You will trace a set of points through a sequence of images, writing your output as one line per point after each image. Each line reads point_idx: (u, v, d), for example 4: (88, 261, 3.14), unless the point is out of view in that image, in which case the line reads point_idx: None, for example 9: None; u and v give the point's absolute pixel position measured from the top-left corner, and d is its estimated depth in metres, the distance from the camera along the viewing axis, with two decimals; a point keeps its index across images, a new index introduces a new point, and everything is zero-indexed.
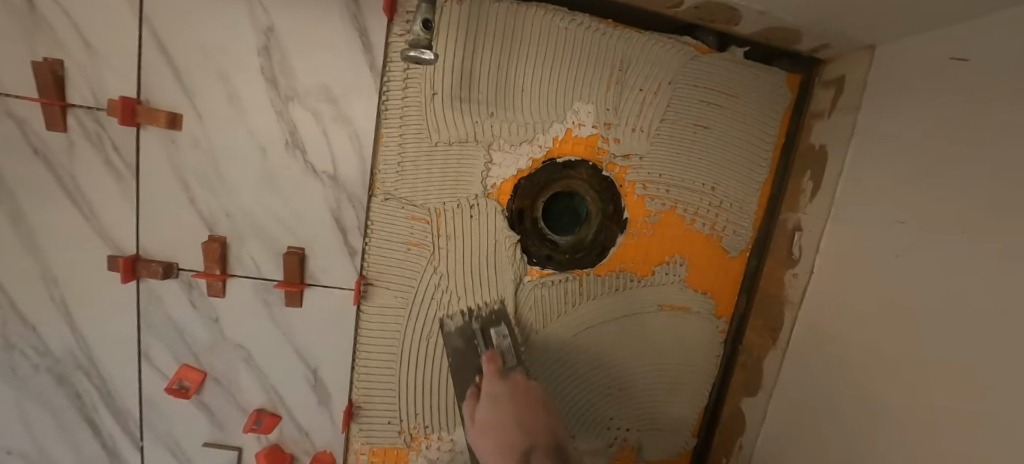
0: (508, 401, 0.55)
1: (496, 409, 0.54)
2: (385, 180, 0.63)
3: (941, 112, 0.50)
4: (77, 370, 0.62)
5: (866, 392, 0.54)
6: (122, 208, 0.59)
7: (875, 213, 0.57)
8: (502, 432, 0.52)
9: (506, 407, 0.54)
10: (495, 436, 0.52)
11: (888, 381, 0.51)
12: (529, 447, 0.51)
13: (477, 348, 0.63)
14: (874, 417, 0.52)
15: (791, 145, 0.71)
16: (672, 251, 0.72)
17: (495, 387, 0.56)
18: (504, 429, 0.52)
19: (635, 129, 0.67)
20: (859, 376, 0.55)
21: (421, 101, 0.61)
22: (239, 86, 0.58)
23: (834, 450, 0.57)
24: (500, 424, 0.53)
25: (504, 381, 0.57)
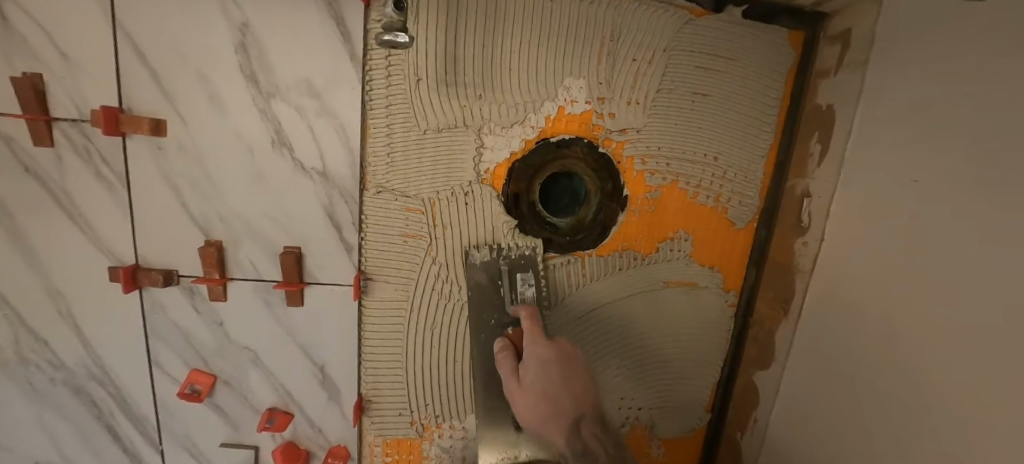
0: (558, 366, 0.52)
1: (556, 371, 0.52)
2: (376, 173, 0.61)
3: (955, 61, 0.46)
4: (92, 381, 0.63)
5: (878, 361, 0.52)
6: (116, 219, 0.59)
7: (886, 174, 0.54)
8: (558, 397, 0.51)
9: (562, 370, 0.52)
10: (547, 399, 0.50)
11: (898, 348, 0.49)
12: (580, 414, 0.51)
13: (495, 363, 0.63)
14: (887, 386, 0.50)
15: (796, 107, 0.68)
16: (676, 227, 0.70)
17: (540, 347, 0.54)
18: (562, 395, 0.51)
19: (630, 102, 0.64)
20: (873, 344, 0.53)
21: (405, 89, 0.59)
22: (219, 87, 0.56)
23: (849, 420, 0.55)
24: (559, 392, 0.51)
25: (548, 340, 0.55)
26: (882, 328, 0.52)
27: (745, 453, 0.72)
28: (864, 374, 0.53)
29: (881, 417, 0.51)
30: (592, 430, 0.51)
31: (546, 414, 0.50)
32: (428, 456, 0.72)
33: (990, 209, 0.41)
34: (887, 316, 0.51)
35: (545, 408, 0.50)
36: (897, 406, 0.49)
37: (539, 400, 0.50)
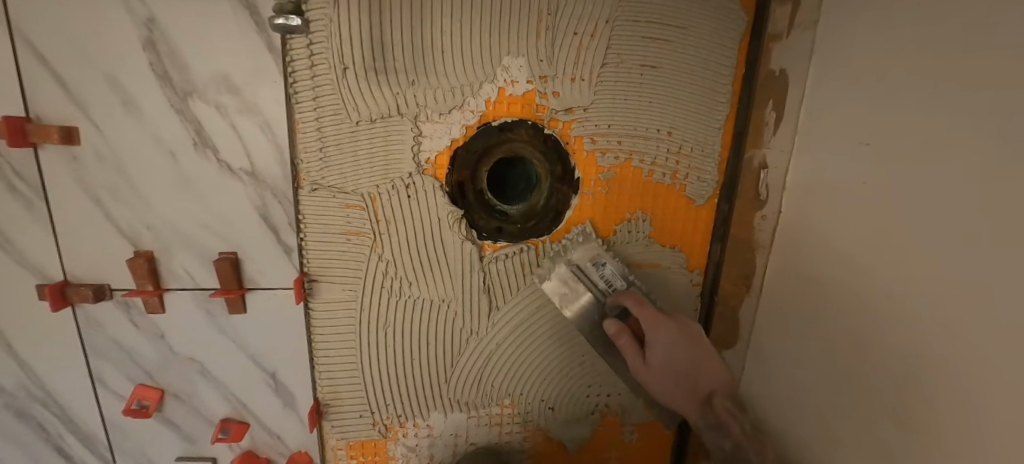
0: (675, 351, 0.56)
1: (678, 355, 0.56)
2: (310, 170, 0.58)
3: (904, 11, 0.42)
4: (35, 402, 0.61)
5: (834, 336, 0.50)
6: (37, 234, 0.56)
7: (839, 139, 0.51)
8: (695, 374, 0.56)
9: (699, 354, 0.57)
10: (677, 382, 0.57)
11: (854, 322, 0.47)
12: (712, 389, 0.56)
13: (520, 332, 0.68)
14: (844, 363, 0.48)
15: (752, 73, 0.64)
16: (633, 207, 0.67)
17: (658, 335, 0.56)
18: (690, 374, 0.56)
19: (575, 79, 0.61)
20: (829, 320, 0.51)
21: (332, 78, 0.56)
22: (132, 88, 0.53)
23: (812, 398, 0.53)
24: (686, 370, 0.56)
25: (660, 325, 0.57)
26: (839, 302, 0.49)
27: None
28: (823, 350, 0.51)
29: (840, 395, 0.49)
30: (726, 404, 0.55)
31: (680, 390, 0.57)
32: (394, 456, 0.71)
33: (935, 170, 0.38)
34: (842, 289, 0.48)
35: (678, 386, 0.57)
36: (853, 382, 0.47)
37: (671, 382, 0.57)
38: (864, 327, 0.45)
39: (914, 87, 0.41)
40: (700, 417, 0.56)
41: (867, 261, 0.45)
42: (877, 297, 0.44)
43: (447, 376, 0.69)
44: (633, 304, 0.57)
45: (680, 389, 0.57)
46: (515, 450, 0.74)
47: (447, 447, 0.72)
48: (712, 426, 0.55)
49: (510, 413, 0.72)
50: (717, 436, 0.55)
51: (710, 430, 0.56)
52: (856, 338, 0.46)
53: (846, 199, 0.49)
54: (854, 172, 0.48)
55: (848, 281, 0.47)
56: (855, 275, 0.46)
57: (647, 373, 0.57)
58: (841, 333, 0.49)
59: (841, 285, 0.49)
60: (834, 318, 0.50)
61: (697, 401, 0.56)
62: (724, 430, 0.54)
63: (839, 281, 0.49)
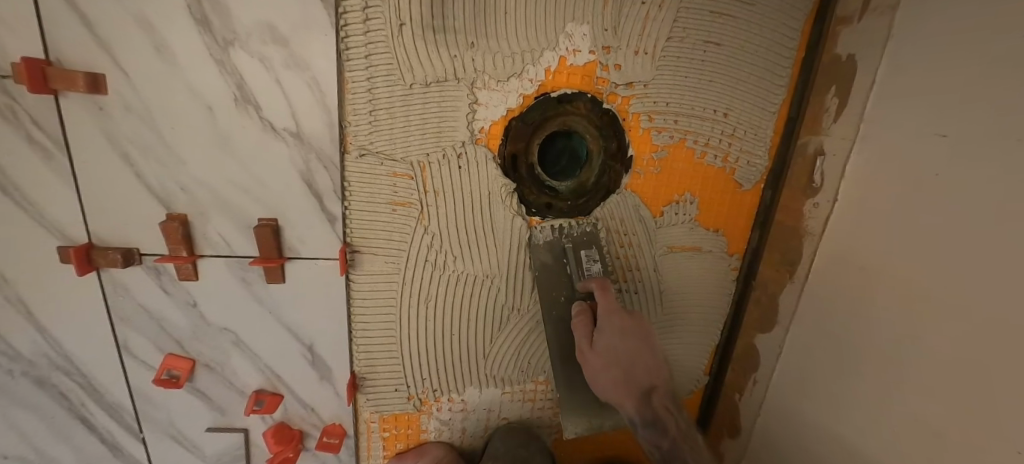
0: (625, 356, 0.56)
1: (616, 342, 0.56)
2: (358, 134, 0.55)
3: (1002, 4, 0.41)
4: (56, 371, 0.58)
5: (887, 324, 0.51)
6: (61, 192, 0.51)
7: (910, 131, 0.50)
8: (635, 364, 0.56)
9: (635, 340, 0.57)
10: (610, 367, 0.56)
11: (914, 312, 0.48)
12: (651, 387, 0.57)
13: (566, 266, 0.63)
14: (897, 351, 0.50)
15: (812, 58, 0.63)
16: (682, 189, 0.66)
17: (610, 322, 0.57)
18: (630, 365, 0.56)
19: (639, 52, 0.58)
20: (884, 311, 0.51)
21: (387, 35, 0.52)
22: (165, 34, 0.47)
23: (857, 384, 0.54)
24: (631, 361, 0.56)
25: (617, 315, 0.57)
26: (896, 289, 0.50)
27: (742, 412, 0.74)
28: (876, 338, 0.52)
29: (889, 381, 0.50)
30: (663, 400, 0.57)
31: (615, 379, 0.56)
32: (427, 429, 0.71)
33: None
34: (904, 282, 0.49)
35: (612, 375, 0.56)
36: (908, 369, 0.48)
37: (606, 364, 0.56)
38: (924, 316, 0.46)
39: (1006, 84, 0.40)
40: (638, 415, 0.55)
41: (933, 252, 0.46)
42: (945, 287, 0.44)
43: (485, 353, 0.68)
44: (597, 290, 0.59)
45: (615, 374, 0.56)
46: (545, 425, 0.75)
47: (478, 421, 0.73)
48: (650, 429, 0.55)
49: (543, 390, 0.72)
50: (653, 436, 0.55)
51: (646, 432, 0.55)
52: (917, 328, 0.47)
53: (912, 190, 0.49)
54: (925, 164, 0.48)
55: (911, 269, 0.48)
56: (918, 265, 0.47)
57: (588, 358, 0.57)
58: (896, 320, 0.50)
59: (899, 274, 0.50)
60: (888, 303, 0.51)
61: (631, 392, 0.56)
62: (661, 429, 0.55)
63: (899, 270, 0.50)
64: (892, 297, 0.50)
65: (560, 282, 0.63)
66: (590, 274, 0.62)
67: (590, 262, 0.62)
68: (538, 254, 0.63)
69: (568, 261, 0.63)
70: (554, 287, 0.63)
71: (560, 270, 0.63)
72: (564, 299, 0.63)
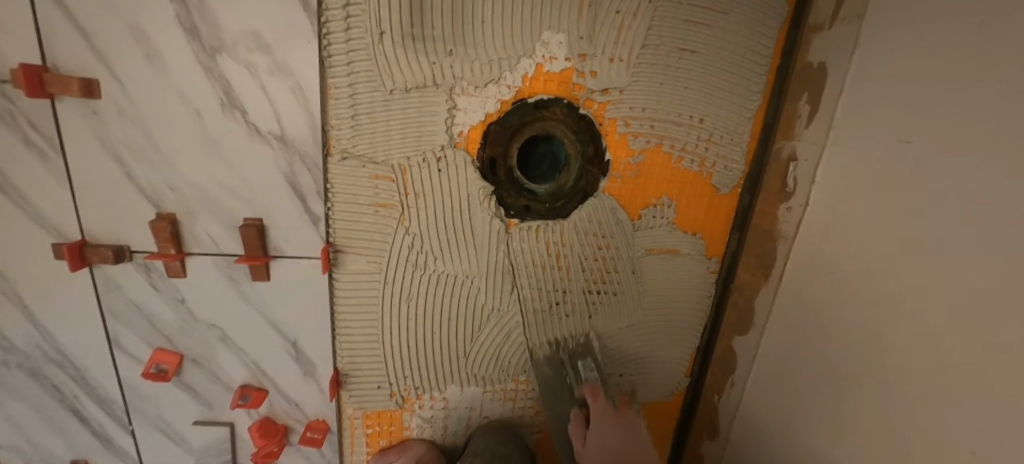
0: (614, 436, 0.56)
1: (606, 438, 0.56)
2: (340, 137, 0.57)
3: (956, 16, 0.42)
4: (49, 363, 0.60)
5: (853, 326, 0.52)
6: (56, 191, 0.53)
7: (876, 138, 0.51)
8: (627, 447, 0.55)
9: (627, 434, 0.56)
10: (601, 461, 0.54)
11: (877, 314, 0.49)
12: None
13: (567, 378, 0.68)
14: (863, 352, 0.50)
15: (786, 66, 0.64)
16: (659, 193, 0.67)
17: (600, 414, 0.59)
18: (622, 450, 0.54)
19: (614, 59, 0.60)
20: (851, 313, 0.52)
21: (367, 43, 0.54)
22: (155, 43, 0.50)
23: (827, 385, 0.55)
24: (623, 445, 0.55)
25: (608, 412, 0.59)
26: (861, 291, 0.51)
27: (722, 414, 0.74)
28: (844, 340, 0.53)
29: (855, 381, 0.51)
30: None
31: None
32: (409, 426, 0.72)
33: (978, 174, 0.39)
34: (869, 285, 0.50)
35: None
36: (871, 369, 0.49)
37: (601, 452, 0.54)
38: (886, 317, 0.47)
39: (960, 93, 0.41)
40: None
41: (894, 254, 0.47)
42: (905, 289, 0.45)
43: (466, 352, 0.70)
44: (588, 395, 0.62)
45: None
46: (526, 425, 0.76)
47: (460, 419, 0.74)
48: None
49: (524, 389, 0.74)
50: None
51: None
52: (881, 329, 0.48)
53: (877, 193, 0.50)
54: (889, 170, 0.49)
55: (875, 272, 0.49)
56: (881, 268, 0.48)
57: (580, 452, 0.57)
58: (862, 321, 0.51)
59: (863, 276, 0.51)
60: (853, 304, 0.52)
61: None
62: None
63: (864, 272, 0.51)
64: (857, 298, 0.51)
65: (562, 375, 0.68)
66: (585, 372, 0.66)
67: (587, 370, 0.67)
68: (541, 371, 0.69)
69: (567, 375, 0.68)
70: (556, 383, 0.68)
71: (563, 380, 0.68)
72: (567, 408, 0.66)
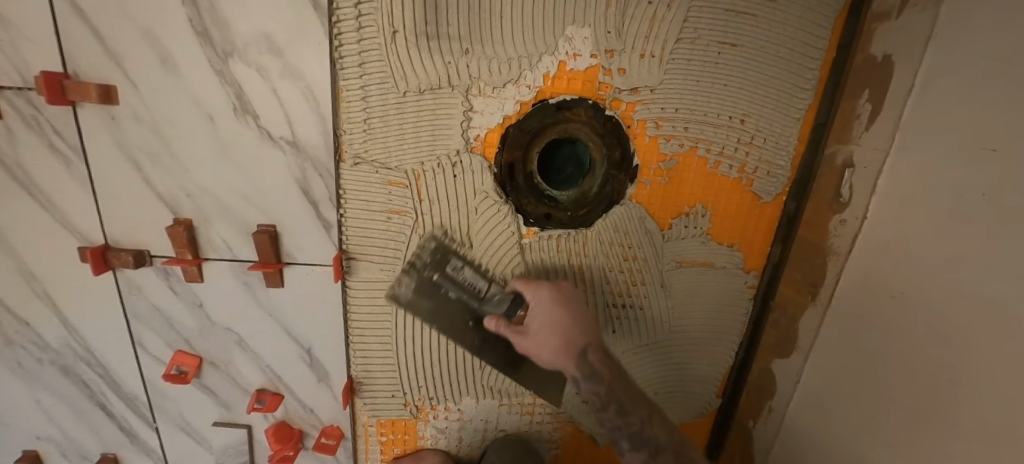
0: (549, 308, 0.54)
1: (549, 314, 0.54)
2: (353, 142, 0.55)
3: None
4: (78, 361, 0.62)
5: (913, 362, 0.45)
6: (80, 196, 0.54)
7: (947, 146, 0.44)
8: (568, 332, 0.54)
9: (567, 311, 0.55)
10: (552, 337, 0.54)
11: (942, 352, 0.42)
12: (586, 345, 0.54)
13: (449, 293, 0.60)
14: (921, 394, 0.44)
15: (844, 59, 0.57)
16: (693, 201, 0.62)
17: (536, 296, 0.55)
18: (564, 331, 0.54)
19: (645, 55, 0.55)
20: (908, 347, 0.46)
21: (380, 43, 0.51)
22: (169, 47, 0.48)
23: (876, 424, 0.49)
24: (565, 333, 0.54)
25: (538, 297, 0.55)
26: (923, 321, 0.44)
27: (756, 441, 0.68)
28: (900, 376, 0.46)
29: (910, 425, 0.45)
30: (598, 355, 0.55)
31: (553, 346, 0.54)
32: (423, 436, 0.71)
33: None
34: (930, 318, 0.43)
35: (552, 342, 0.54)
36: (931, 413, 0.42)
37: (543, 338, 0.54)
38: (951, 354, 0.41)
39: None
40: (579, 373, 0.54)
41: (962, 283, 0.40)
42: (973, 325, 0.39)
43: (481, 364, 0.67)
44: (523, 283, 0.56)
45: (561, 339, 0.54)
46: (543, 440, 0.73)
47: (475, 431, 0.72)
48: (588, 380, 0.54)
49: (542, 403, 0.70)
50: (592, 387, 0.54)
51: (585, 384, 0.54)
52: (944, 369, 0.41)
53: (949, 211, 0.43)
54: (961, 185, 0.41)
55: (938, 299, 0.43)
56: (948, 300, 0.41)
57: (523, 336, 0.55)
58: (922, 356, 0.44)
59: (927, 303, 0.44)
60: (912, 335, 0.45)
61: (571, 354, 0.54)
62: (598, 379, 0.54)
63: (927, 299, 0.44)
64: (917, 328, 0.45)
65: (485, 278, 0.61)
66: (472, 281, 0.59)
67: (460, 269, 0.59)
68: (460, 251, 0.61)
69: (445, 290, 0.60)
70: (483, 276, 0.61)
71: (449, 299, 0.60)
72: (471, 324, 0.60)
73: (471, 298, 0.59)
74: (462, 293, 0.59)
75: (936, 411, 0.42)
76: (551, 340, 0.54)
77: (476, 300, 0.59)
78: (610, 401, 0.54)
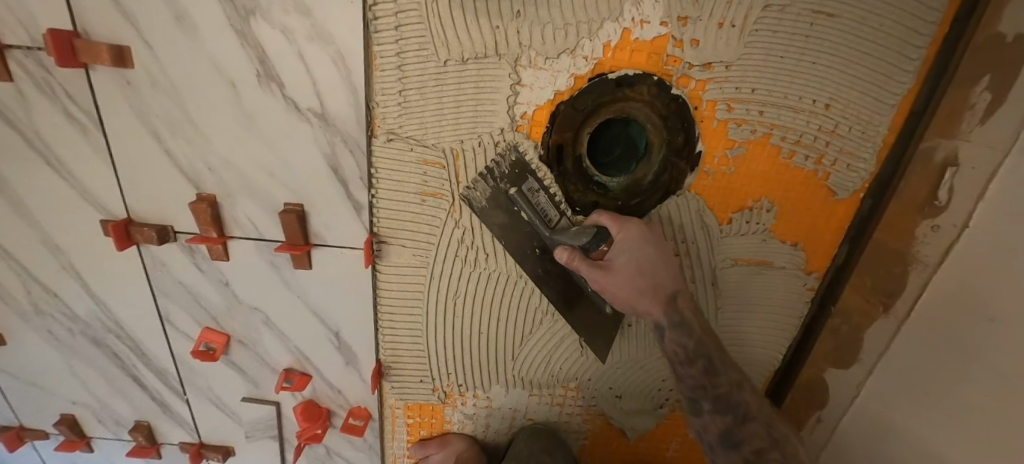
0: (642, 244, 0.50)
1: (641, 252, 0.50)
2: (386, 117, 0.49)
3: None
4: (108, 333, 0.61)
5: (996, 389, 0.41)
6: (99, 168, 0.51)
7: None
8: (661, 271, 0.50)
9: (658, 249, 0.51)
10: (639, 274, 0.50)
11: None
12: (677, 290, 0.51)
13: (522, 215, 0.55)
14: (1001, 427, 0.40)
15: (961, 37, 0.47)
16: (758, 194, 0.56)
17: (625, 231, 0.50)
18: (659, 271, 0.50)
19: (724, 24, 0.47)
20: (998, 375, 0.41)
21: (420, 3, 0.44)
22: (185, 3, 0.42)
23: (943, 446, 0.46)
24: (658, 271, 0.50)
25: (632, 230, 0.50)
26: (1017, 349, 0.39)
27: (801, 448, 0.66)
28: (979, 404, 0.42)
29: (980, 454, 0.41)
30: (688, 302, 0.52)
31: (643, 288, 0.50)
32: (450, 421, 0.70)
33: None
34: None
35: (638, 281, 0.50)
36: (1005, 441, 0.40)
37: (636, 275, 0.50)
38: None
39: None
40: (665, 319, 0.50)
41: None
42: None
43: (514, 354, 0.64)
44: (608, 220, 0.51)
45: (646, 281, 0.50)
46: (572, 430, 0.72)
47: (503, 419, 0.70)
48: (675, 330, 0.50)
49: (573, 396, 0.68)
50: (678, 339, 0.50)
51: (671, 333, 0.50)
52: None
53: None
54: None
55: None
56: None
57: (604, 271, 0.50)
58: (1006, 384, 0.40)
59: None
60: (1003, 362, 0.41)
61: (659, 299, 0.50)
62: (686, 330, 0.50)
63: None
64: (1016, 359, 0.39)
65: (525, 243, 0.56)
66: (544, 208, 0.54)
67: (534, 192, 0.54)
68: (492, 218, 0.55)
69: (519, 208, 0.54)
70: (526, 245, 0.56)
71: (520, 219, 0.55)
72: (538, 252, 0.57)
73: (540, 226, 0.54)
74: (539, 221, 0.54)
75: None
76: (643, 283, 0.50)
77: (547, 229, 0.54)
78: (698, 356, 0.50)
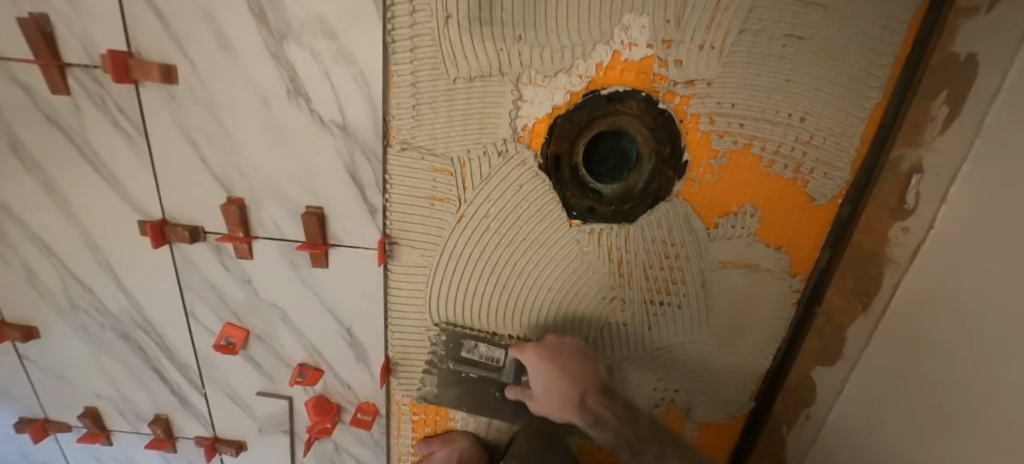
0: (538, 369, 0.60)
1: (544, 377, 0.59)
2: (400, 128, 0.55)
3: None
4: (136, 328, 0.66)
5: (955, 374, 0.45)
6: (140, 173, 0.56)
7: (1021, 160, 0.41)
8: (567, 384, 0.58)
9: (555, 369, 0.59)
10: (549, 392, 0.60)
11: (981, 363, 0.41)
12: (582, 392, 0.58)
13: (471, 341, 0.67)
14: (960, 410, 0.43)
15: (921, 56, 0.52)
16: (742, 200, 0.60)
17: (529, 363, 0.60)
18: (563, 385, 0.59)
19: (704, 46, 0.52)
20: (956, 362, 0.45)
21: (432, 28, 0.50)
22: (227, 28, 0.48)
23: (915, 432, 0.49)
24: (563, 386, 0.59)
25: (528, 361, 0.60)
26: (971, 337, 0.43)
27: (791, 446, 0.69)
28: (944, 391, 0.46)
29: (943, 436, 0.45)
30: (598, 399, 0.58)
31: (554, 401, 0.60)
32: (454, 418, 0.73)
33: None
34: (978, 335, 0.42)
35: (553, 399, 0.60)
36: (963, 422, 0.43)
37: (548, 394, 0.60)
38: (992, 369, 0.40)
39: None
40: (584, 421, 0.59)
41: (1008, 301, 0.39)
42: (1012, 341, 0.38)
43: None
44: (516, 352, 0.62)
45: (565, 386, 0.59)
46: (571, 429, 0.74)
47: (505, 417, 0.73)
48: (596, 427, 0.58)
49: None
50: (602, 432, 0.58)
51: (597, 429, 0.58)
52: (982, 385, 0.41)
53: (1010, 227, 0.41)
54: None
55: (989, 318, 0.41)
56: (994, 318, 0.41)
57: (531, 398, 0.62)
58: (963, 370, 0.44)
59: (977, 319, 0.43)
60: (960, 349, 0.44)
61: (571, 405, 0.59)
62: (602, 425, 0.57)
63: (975, 316, 0.43)
64: (968, 346, 0.43)
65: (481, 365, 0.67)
66: (483, 319, 0.66)
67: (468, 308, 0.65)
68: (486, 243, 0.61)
69: (465, 340, 0.66)
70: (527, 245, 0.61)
71: (470, 339, 0.66)
72: (495, 366, 0.67)
73: (484, 344, 0.66)
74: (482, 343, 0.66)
75: (973, 429, 0.41)
76: (554, 398, 0.59)
77: (493, 349, 0.66)
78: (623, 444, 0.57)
